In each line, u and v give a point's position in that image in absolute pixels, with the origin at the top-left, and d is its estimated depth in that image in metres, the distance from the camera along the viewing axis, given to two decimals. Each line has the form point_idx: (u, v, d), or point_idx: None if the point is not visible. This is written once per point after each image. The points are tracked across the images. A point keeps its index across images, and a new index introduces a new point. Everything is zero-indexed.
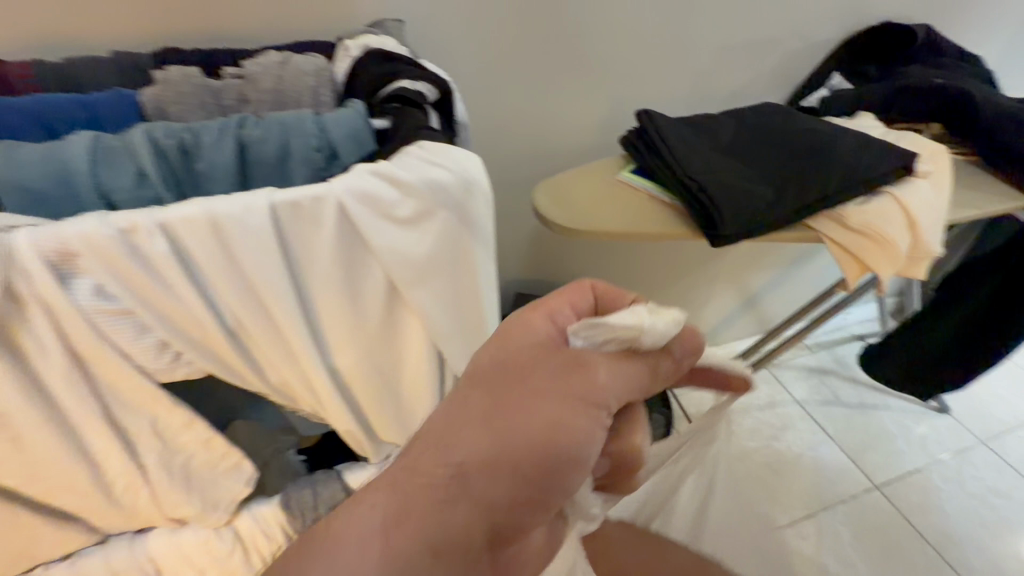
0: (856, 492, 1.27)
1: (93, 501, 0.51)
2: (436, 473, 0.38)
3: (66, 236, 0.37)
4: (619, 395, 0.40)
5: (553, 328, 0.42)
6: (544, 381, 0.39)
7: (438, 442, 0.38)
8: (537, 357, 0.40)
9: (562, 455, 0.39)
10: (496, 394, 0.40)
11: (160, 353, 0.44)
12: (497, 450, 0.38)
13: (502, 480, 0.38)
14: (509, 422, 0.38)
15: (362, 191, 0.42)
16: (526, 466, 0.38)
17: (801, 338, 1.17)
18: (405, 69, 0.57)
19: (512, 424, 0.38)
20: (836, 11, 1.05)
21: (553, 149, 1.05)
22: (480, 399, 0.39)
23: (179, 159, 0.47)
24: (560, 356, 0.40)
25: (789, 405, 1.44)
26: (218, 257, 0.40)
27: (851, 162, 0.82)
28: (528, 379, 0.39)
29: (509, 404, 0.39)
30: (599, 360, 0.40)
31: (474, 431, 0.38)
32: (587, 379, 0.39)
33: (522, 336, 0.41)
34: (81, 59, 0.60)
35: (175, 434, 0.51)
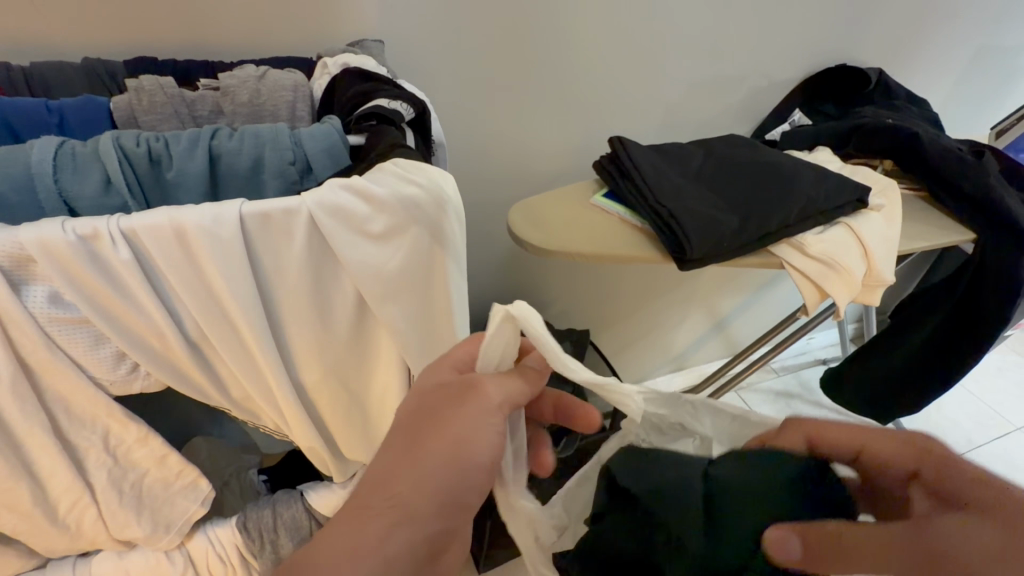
0: None
1: (35, 522, 0.48)
2: (374, 508, 0.38)
3: (21, 242, 0.36)
4: (510, 398, 0.40)
5: (453, 369, 0.43)
6: (447, 407, 0.40)
7: (373, 485, 0.39)
8: (441, 388, 0.41)
9: (469, 463, 0.39)
10: (414, 430, 0.40)
11: (117, 365, 0.43)
12: (422, 477, 0.38)
13: (433, 502, 0.38)
14: (427, 448, 0.39)
15: (334, 205, 0.42)
16: (439, 480, 0.38)
17: (766, 363, 1.21)
18: (382, 88, 0.57)
19: (430, 448, 0.39)
20: (796, 53, 1.12)
21: (529, 172, 1.08)
22: (400, 438, 0.40)
23: (148, 167, 0.46)
24: (454, 381, 0.41)
25: None
26: (183, 267, 0.40)
27: (810, 193, 0.86)
28: (433, 408, 0.40)
29: (424, 431, 0.40)
30: (485, 376, 0.40)
31: (398, 464, 0.39)
32: (480, 394, 0.40)
33: (424, 381, 0.42)
34: (51, 65, 0.59)
35: (129, 450, 0.49)
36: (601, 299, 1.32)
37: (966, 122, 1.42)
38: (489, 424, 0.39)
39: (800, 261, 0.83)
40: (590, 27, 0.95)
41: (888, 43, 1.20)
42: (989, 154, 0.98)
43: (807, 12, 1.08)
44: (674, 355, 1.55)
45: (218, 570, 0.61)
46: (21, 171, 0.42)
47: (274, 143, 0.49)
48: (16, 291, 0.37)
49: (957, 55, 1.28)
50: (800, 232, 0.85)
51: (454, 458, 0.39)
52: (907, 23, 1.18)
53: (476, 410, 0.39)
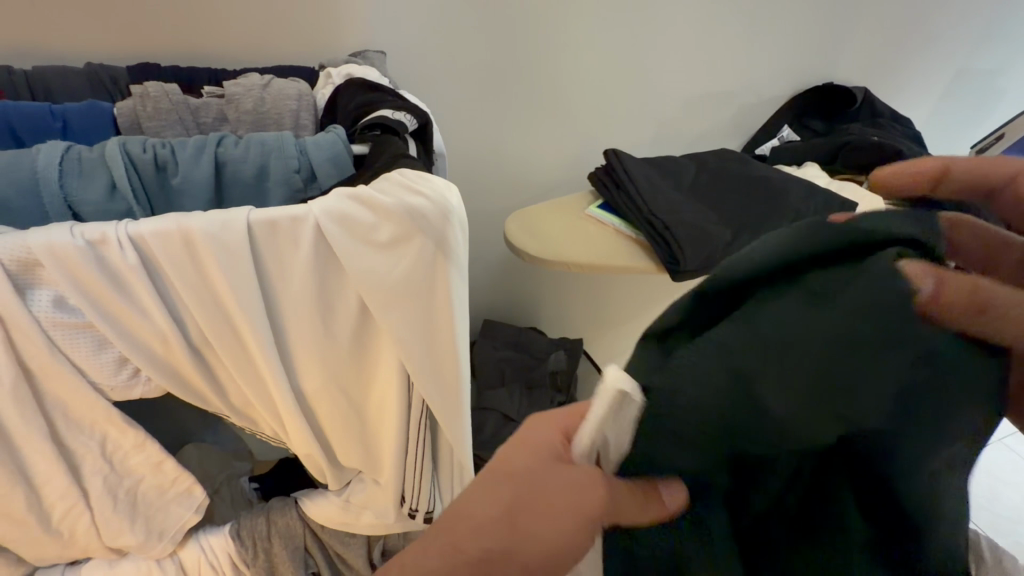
0: None
1: (27, 529, 0.48)
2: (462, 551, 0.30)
3: (29, 245, 0.36)
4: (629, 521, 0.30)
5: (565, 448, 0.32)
6: (558, 493, 0.31)
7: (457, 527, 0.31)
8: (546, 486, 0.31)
9: (558, 559, 0.31)
10: (514, 500, 0.31)
11: (119, 370, 0.42)
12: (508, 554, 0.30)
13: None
14: (528, 527, 0.31)
15: (340, 213, 0.43)
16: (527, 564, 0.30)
17: None
18: (385, 99, 0.58)
19: (530, 529, 0.31)
20: (785, 72, 1.15)
21: (525, 183, 1.09)
22: (501, 501, 0.31)
23: (154, 173, 0.47)
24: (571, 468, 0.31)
25: None
26: (189, 273, 0.40)
27: (800, 207, 0.88)
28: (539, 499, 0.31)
29: (528, 507, 0.31)
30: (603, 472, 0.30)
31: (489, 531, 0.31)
32: (606, 499, 0.30)
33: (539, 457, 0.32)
34: (54, 71, 0.59)
35: (125, 456, 0.49)
36: (594, 309, 1.34)
37: (947, 141, 1.47)
38: (592, 534, 0.31)
39: None
40: (587, 41, 0.97)
41: (872, 64, 1.24)
42: None
43: (795, 33, 1.11)
44: None
45: None
46: (27, 176, 0.42)
47: (280, 151, 0.49)
48: (21, 295, 0.37)
49: (937, 76, 1.33)
50: None
51: (549, 547, 0.30)
52: (890, 45, 1.23)
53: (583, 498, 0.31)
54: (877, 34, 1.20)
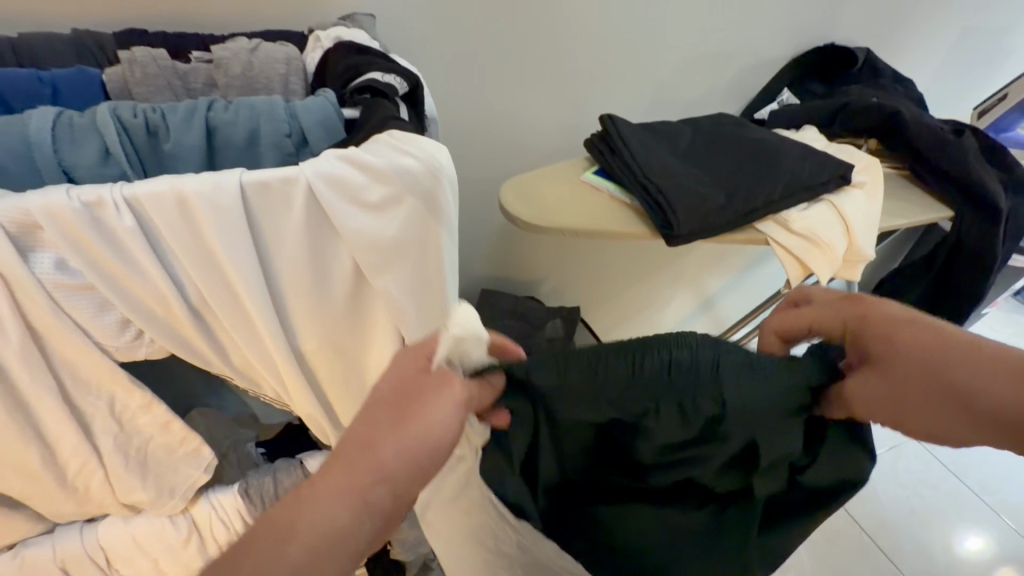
0: None
1: (44, 485, 0.50)
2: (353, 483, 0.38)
3: (27, 207, 0.36)
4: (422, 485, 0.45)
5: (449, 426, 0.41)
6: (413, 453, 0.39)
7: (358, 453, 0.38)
8: (403, 417, 0.39)
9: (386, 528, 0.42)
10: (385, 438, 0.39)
11: (122, 331, 0.44)
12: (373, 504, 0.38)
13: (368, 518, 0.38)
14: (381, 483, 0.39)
15: (331, 175, 0.43)
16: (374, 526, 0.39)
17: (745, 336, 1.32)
18: (375, 62, 0.58)
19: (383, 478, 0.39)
20: (779, 33, 1.23)
21: (520, 152, 1.13)
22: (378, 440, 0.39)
23: (145, 138, 0.47)
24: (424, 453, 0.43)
25: None
26: (186, 234, 0.41)
27: (794, 170, 0.94)
28: (399, 434, 0.39)
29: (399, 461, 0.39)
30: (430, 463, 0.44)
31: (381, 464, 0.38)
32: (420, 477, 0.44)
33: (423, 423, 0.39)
34: (39, 36, 0.59)
35: (133, 416, 0.51)
36: (586, 275, 1.44)
37: (944, 102, 1.55)
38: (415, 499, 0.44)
39: (784, 236, 0.92)
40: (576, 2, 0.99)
41: (850, 24, 1.28)
42: (969, 133, 1.11)
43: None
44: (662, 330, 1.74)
45: (220, 535, 0.66)
46: (19, 140, 0.43)
47: (270, 115, 0.50)
48: (23, 258, 0.38)
49: (919, 39, 1.38)
50: (784, 210, 0.93)
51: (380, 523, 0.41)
52: (868, 7, 1.27)
53: (446, 408, 0.40)
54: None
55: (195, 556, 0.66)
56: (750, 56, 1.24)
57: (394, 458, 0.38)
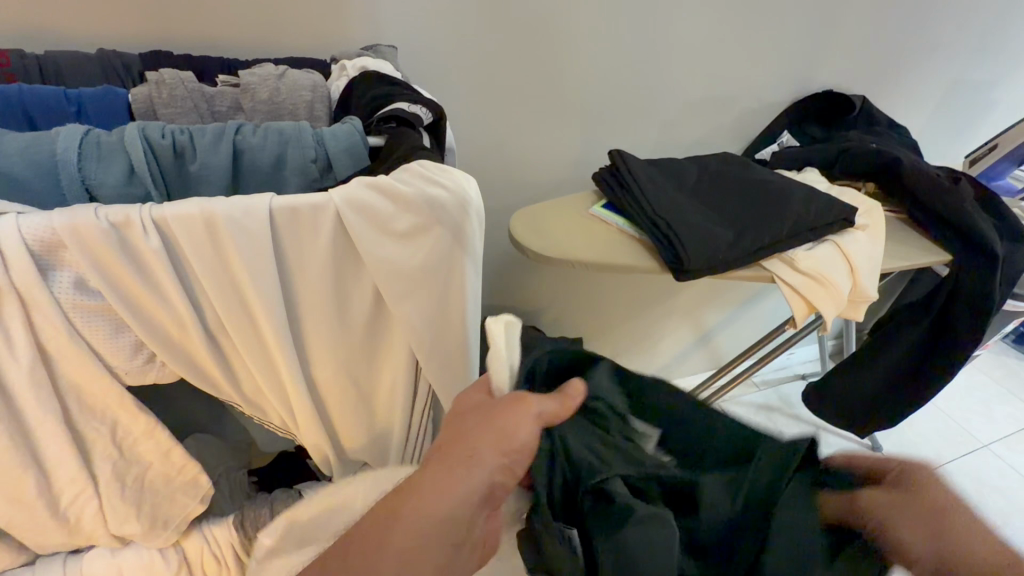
0: None
1: (34, 514, 0.47)
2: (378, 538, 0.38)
3: (54, 225, 0.36)
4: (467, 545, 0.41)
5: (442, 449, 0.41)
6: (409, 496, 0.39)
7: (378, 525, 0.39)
8: (483, 414, 0.42)
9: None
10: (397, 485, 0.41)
11: (134, 354, 0.43)
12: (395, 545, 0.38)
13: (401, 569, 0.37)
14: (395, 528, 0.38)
15: (360, 203, 0.43)
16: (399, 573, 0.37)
17: (747, 372, 1.32)
18: (401, 92, 0.59)
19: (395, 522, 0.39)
20: (780, 79, 1.28)
21: (528, 183, 1.15)
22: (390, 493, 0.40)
23: (172, 159, 0.46)
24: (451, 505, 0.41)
25: None
26: (211, 256, 0.40)
27: (801, 211, 0.96)
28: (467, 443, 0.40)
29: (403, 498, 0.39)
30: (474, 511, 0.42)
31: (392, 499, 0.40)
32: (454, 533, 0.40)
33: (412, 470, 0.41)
34: (69, 56, 0.60)
35: (135, 442, 0.49)
36: (589, 306, 1.45)
37: (936, 149, 1.61)
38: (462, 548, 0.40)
39: (789, 274, 0.93)
40: (588, 42, 1.03)
41: (847, 71, 1.34)
42: (965, 181, 1.15)
43: (774, 43, 1.22)
44: (658, 362, 1.75)
45: (211, 567, 0.64)
46: (46, 157, 0.42)
47: (298, 140, 0.50)
48: (43, 276, 0.37)
49: (911, 89, 1.44)
50: (790, 249, 0.95)
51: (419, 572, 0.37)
52: (863, 57, 1.33)
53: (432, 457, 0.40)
54: (852, 45, 1.30)
55: None
56: (752, 99, 1.28)
57: (476, 445, 0.40)
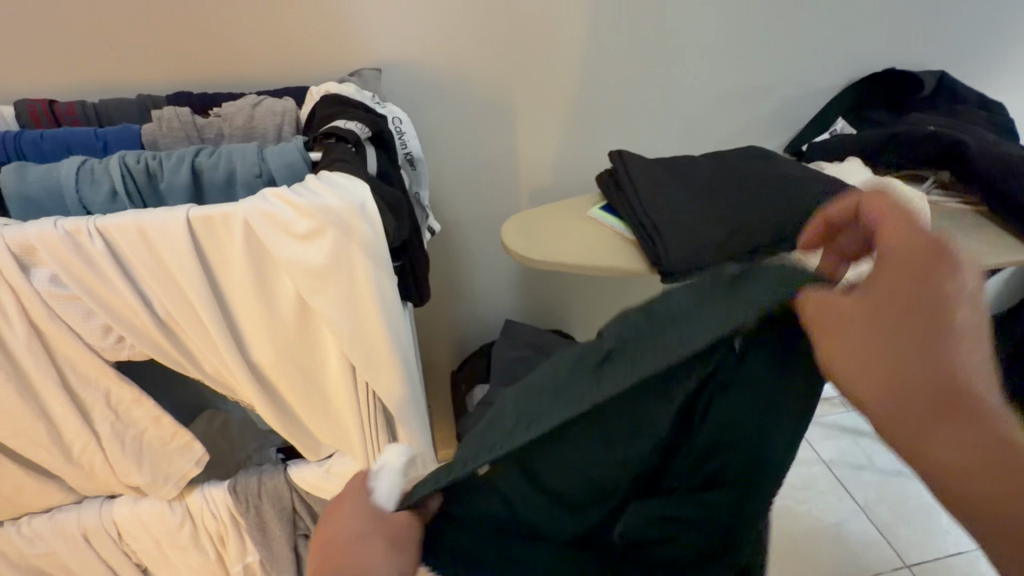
0: (885, 569, 1.29)
1: (57, 458, 0.61)
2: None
3: (27, 234, 0.47)
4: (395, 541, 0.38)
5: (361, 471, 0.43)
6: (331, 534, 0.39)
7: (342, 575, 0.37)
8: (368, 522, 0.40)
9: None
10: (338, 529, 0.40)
11: (105, 335, 0.54)
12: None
13: None
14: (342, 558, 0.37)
15: (262, 211, 0.50)
16: None
17: None
18: (347, 112, 0.67)
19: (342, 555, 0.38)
20: (825, 61, 1.16)
21: (542, 188, 1.18)
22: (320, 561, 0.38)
23: (145, 180, 0.58)
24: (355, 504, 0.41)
25: (814, 463, 1.50)
26: (145, 256, 0.50)
27: (817, 204, 0.86)
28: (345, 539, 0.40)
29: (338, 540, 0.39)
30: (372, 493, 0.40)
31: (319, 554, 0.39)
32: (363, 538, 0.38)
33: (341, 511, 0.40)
34: (115, 101, 0.76)
35: (127, 408, 0.61)
36: (624, 311, 1.43)
37: None
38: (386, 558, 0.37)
39: None
40: (589, 46, 1.03)
41: (913, 45, 1.17)
42: None
43: (811, 22, 1.11)
44: None
45: (211, 523, 0.75)
46: (52, 183, 0.55)
47: (243, 159, 0.59)
48: (26, 273, 0.49)
49: (1003, 60, 1.24)
50: None
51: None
52: (932, 27, 1.16)
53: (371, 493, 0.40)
54: (917, 16, 1.14)
55: (190, 539, 0.75)
56: (793, 86, 1.17)
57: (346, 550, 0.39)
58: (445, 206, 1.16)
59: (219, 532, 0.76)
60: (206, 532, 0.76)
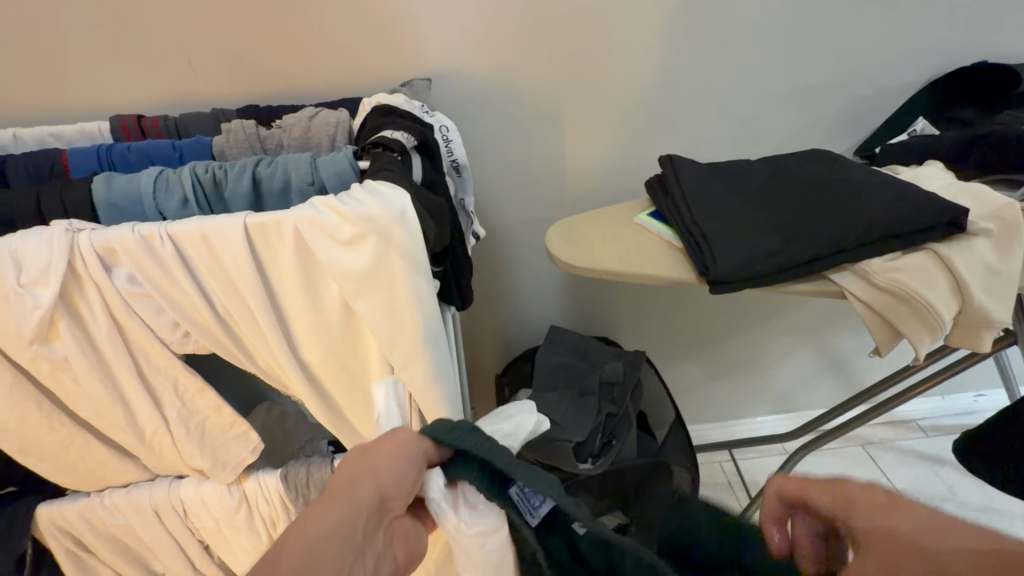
0: None
1: (132, 439, 0.67)
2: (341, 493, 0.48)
3: (110, 238, 0.53)
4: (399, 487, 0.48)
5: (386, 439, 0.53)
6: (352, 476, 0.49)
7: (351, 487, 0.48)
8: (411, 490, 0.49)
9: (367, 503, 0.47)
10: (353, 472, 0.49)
11: (174, 330, 0.59)
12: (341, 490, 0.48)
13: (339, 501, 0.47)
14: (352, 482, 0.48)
15: (310, 218, 0.53)
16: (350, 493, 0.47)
17: (850, 425, 1.19)
18: (393, 122, 0.69)
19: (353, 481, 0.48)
20: (901, 56, 1.07)
21: (590, 195, 1.17)
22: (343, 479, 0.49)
23: (212, 188, 0.63)
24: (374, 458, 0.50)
25: None
26: (207, 259, 0.54)
27: (886, 211, 0.80)
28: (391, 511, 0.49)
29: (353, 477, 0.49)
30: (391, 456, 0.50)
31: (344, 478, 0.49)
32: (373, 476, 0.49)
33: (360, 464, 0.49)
34: (191, 115, 0.82)
35: (193, 397, 0.66)
36: (673, 320, 1.38)
37: None
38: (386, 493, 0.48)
39: (864, 291, 0.79)
40: (638, 48, 1.01)
41: (1007, 36, 1.06)
42: None
43: (885, 15, 1.03)
44: (771, 387, 1.55)
45: (265, 508, 0.80)
46: (134, 191, 0.61)
47: (298, 168, 0.63)
48: (108, 272, 0.55)
49: None
50: (866, 258, 0.80)
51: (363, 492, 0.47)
52: None
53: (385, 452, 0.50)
54: (1013, 2, 1.03)
55: (246, 521, 0.81)
56: (864, 84, 1.09)
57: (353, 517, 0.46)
58: (493, 211, 1.17)
59: (271, 516, 0.81)
60: (260, 515, 0.81)
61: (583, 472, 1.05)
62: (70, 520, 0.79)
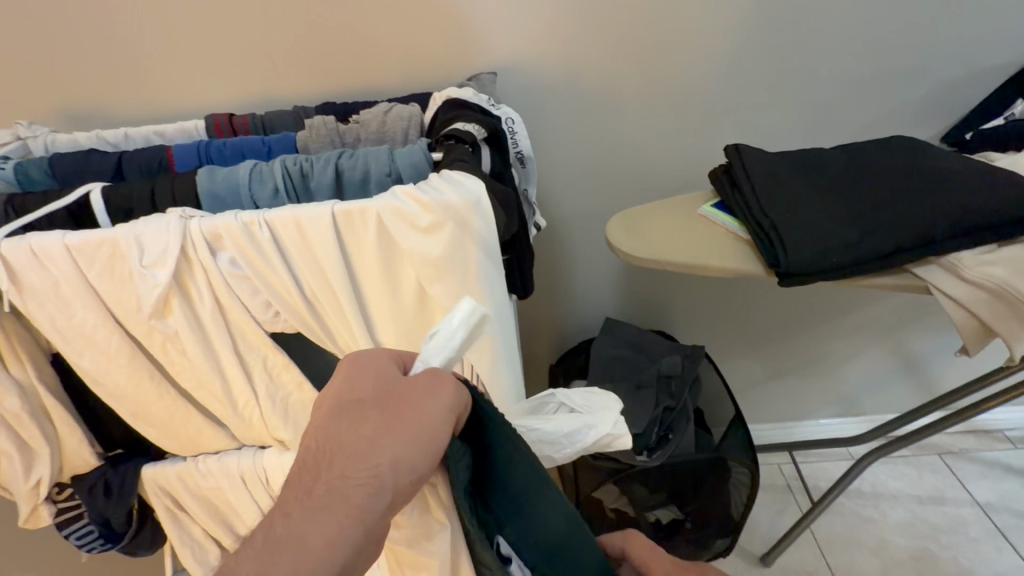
0: None
1: (226, 409, 0.74)
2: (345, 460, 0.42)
3: (216, 224, 0.59)
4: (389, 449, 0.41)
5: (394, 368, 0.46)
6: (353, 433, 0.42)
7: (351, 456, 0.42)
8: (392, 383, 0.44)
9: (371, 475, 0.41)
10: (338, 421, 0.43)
11: (267, 309, 0.64)
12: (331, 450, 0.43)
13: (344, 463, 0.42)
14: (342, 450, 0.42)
15: (391, 205, 0.56)
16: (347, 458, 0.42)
17: (931, 430, 1.11)
18: (464, 115, 0.72)
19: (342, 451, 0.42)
20: (998, 35, 0.99)
21: (649, 186, 1.16)
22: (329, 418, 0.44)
23: (299, 180, 0.68)
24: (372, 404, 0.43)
25: None
26: (299, 244, 0.59)
27: (977, 201, 0.75)
28: (395, 415, 0.42)
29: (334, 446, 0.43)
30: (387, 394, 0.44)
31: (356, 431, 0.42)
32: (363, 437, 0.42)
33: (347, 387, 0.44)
34: (274, 113, 0.89)
35: (279, 372, 0.72)
36: (733, 315, 1.35)
37: None
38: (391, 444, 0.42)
39: (952, 285, 0.74)
40: (705, 35, 0.99)
41: None
42: None
43: None
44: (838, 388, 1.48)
45: None
46: (233, 183, 0.67)
47: (377, 160, 0.67)
48: (214, 256, 0.60)
49: None
50: (953, 251, 0.75)
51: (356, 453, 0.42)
52: None
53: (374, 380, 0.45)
54: None
55: None
56: (954, 65, 1.02)
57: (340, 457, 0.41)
58: (552, 203, 1.18)
59: None
60: None
61: (640, 464, 1.05)
62: (169, 480, 0.87)
